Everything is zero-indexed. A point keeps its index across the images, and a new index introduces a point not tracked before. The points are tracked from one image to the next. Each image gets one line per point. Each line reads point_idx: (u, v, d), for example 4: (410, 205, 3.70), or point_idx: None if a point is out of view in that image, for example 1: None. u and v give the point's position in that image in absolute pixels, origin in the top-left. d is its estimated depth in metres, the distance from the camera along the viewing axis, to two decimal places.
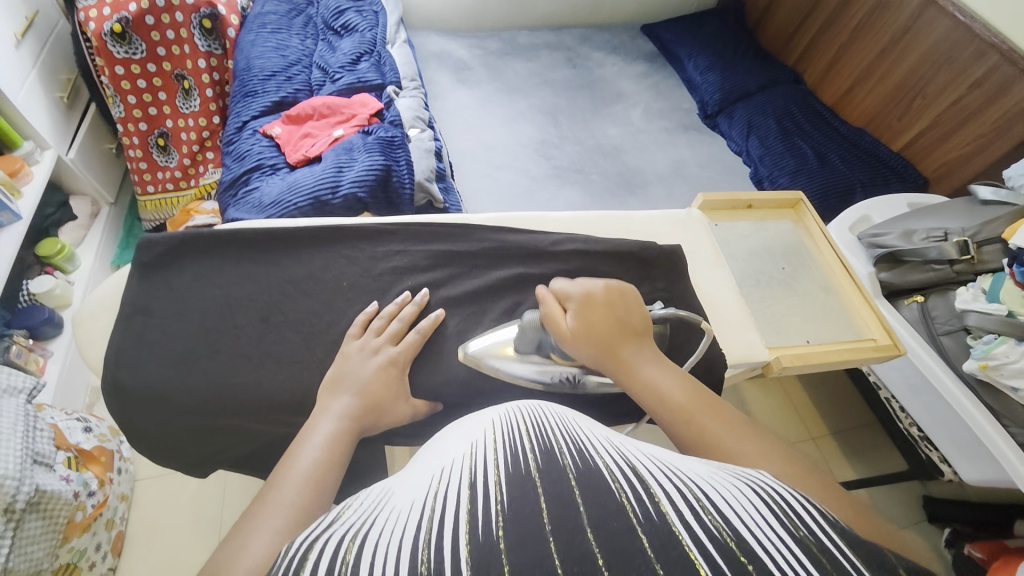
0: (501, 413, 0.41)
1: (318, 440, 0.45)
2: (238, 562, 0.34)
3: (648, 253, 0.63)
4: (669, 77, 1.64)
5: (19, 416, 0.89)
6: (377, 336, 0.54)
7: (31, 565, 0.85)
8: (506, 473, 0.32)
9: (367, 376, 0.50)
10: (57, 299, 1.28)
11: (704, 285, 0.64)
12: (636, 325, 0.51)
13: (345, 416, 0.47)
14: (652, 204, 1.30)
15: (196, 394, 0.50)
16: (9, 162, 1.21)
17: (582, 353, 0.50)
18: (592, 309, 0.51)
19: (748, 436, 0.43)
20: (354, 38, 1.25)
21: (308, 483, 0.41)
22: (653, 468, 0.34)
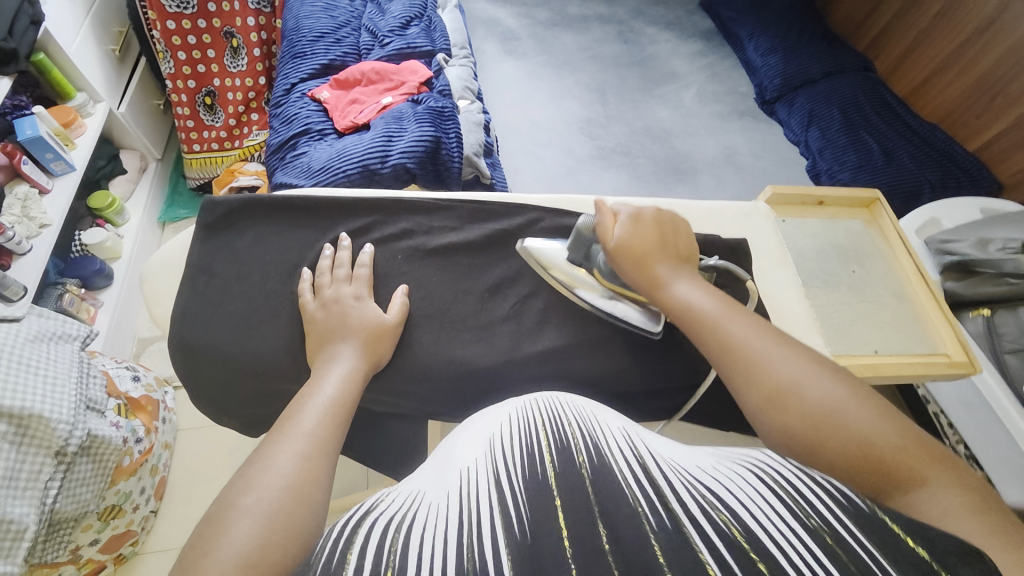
0: (517, 408, 0.44)
1: (333, 376, 0.45)
2: (266, 480, 0.36)
3: (711, 247, 0.61)
4: (726, 57, 1.56)
5: (74, 362, 0.93)
6: (349, 283, 0.52)
7: (79, 506, 0.90)
8: (526, 476, 0.34)
9: (366, 320, 0.50)
10: (107, 251, 1.32)
11: (768, 284, 0.61)
12: (681, 249, 0.54)
13: (357, 360, 0.47)
14: (700, 193, 1.25)
15: (262, 357, 0.50)
16: (64, 114, 1.23)
17: (622, 262, 0.53)
18: (643, 226, 0.53)
19: (770, 338, 0.46)
20: (404, 1, 1.22)
21: (327, 414, 0.43)
22: (666, 474, 0.34)
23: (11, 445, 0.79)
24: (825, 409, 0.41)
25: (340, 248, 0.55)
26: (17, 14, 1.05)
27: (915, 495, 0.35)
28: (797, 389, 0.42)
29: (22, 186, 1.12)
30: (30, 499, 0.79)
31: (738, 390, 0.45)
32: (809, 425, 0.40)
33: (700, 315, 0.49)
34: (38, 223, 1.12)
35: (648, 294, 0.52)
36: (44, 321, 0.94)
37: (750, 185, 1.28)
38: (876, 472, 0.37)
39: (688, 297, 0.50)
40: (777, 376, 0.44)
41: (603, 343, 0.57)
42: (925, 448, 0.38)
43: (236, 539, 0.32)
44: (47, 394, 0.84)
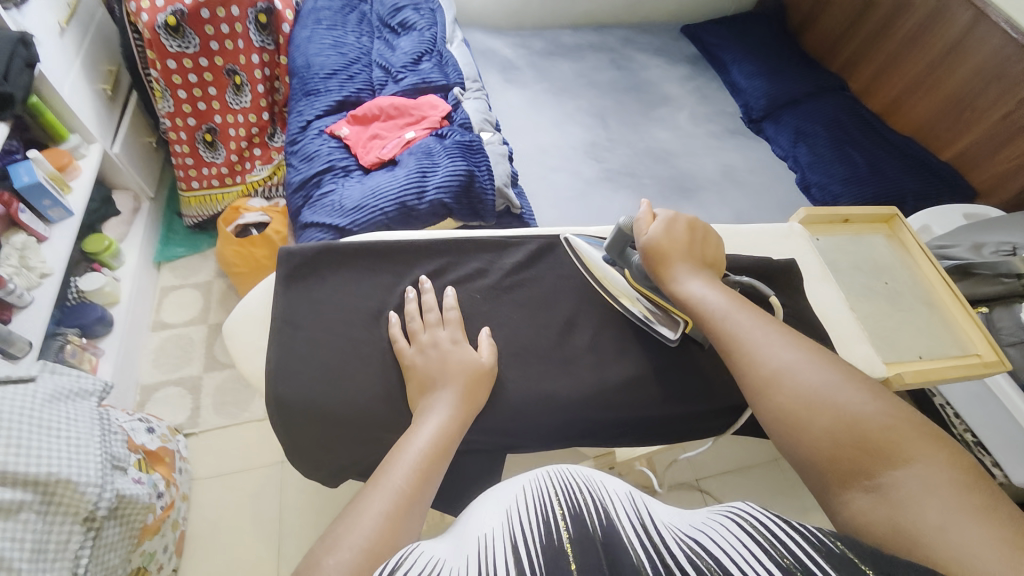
0: (532, 477, 0.46)
1: (426, 430, 0.46)
2: (349, 541, 0.37)
3: (763, 269, 0.65)
4: (712, 80, 1.65)
5: (97, 419, 0.88)
6: (441, 327, 0.53)
7: (108, 573, 0.84)
8: (541, 541, 0.36)
9: (457, 368, 0.50)
10: (106, 297, 1.26)
11: (816, 301, 0.66)
12: (708, 257, 0.58)
13: (452, 410, 0.48)
14: (706, 210, 1.31)
15: (357, 409, 0.51)
16: (59, 155, 1.17)
17: (647, 261, 0.56)
18: (674, 230, 0.57)
19: (772, 332, 0.52)
20: (414, 36, 1.24)
21: (415, 472, 0.43)
22: (661, 535, 0.38)
23: (39, 514, 0.73)
24: (820, 393, 0.47)
25: (424, 292, 0.55)
26: (10, 57, 0.98)
27: (897, 469, 0.41)
28: (789, 373, 0.48)
29: (20, 235, 1.06)
30: (60, 570, 0.74)
31: (740, 376, 0.51)
32: (804, 407, 0.46)
33: (707, 312, 0.54)
34: (39, 272, 1.06)
35: (662, 290, 0.56)
36: (59, 378, 0.88)
37: (750, 201, 1.35)
38: (864, 447, 0.43)
39: (700, 295, 0.54)
40: (778, 363, 0.49)
41: (679, 368, 0.59)
42: (914, 428, 0.43)
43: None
44: (72, 455, 0.79)
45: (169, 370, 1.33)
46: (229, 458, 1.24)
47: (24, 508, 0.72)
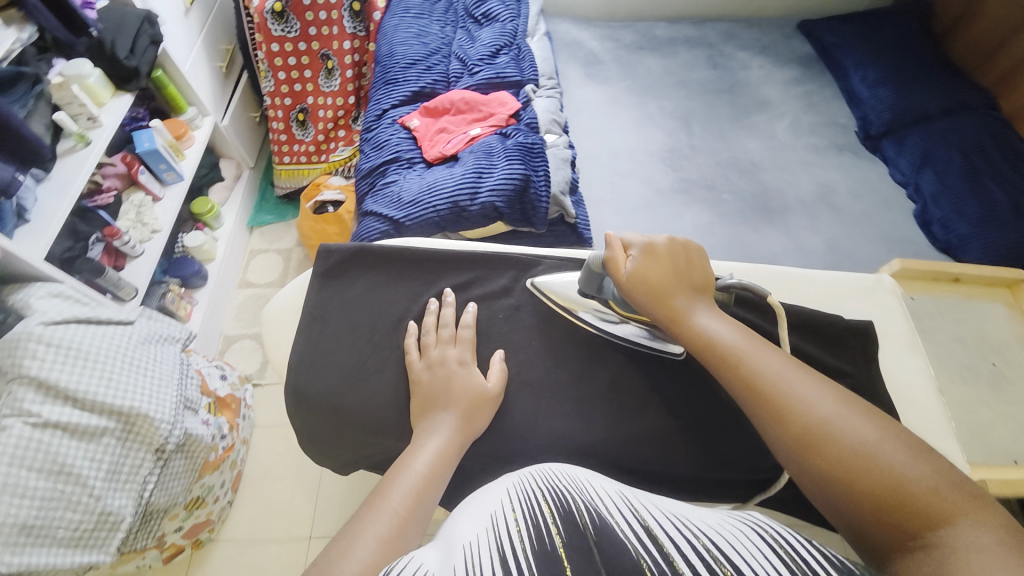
0: (516, 480, 0.47)
1: (427, 454, 0.47)
2: (344, 564, 0.38)
3: (831, 329, 0.58)
4: (825, 86, 1.46)
5: (177, 363, 1.00)
6: (453, 344, 0.56)
7: (170, 498, 0.97)
8: (534, 546, 0.35)
9: (462, 389, 0.53)
10: (204, 254, 1.42)
11: (895, 373, 0.58)
12: (696, 281, 0.56)
13: (452, 434, 0.50)
14: (790, 236, 1.18)
15: (365, 411, 0.55)
16: (177, 126, 1.33)
17: (636, 295, 0.55)
18: (652, 260, 0.55)
19: (801, 376, 0.48)
20: (495, 28, 1.22)
21: (412, 493, 0.45)
22: (659, 523, 0.39)
23: (119, 439, 0.86)
24: (854, 449, 0.42)
25: (448, 306, 0.59)
26: (138, 33, 1.10)
27: (945, 530, 0.35)
28: (824, 423, 0.44)
29: (138, 194, 1.23)
30: (129, 491, 0.86)
31: (768, 432, 0.47)
32: (837, 464, 0.42)
33: (726, 350, 0.51)
34: (151, 228, 1.22)
35: (672, 326, 0.54)
36: (153, 323, 1.02)
37: (848, 230, 1.19)
38: (906, 507, 0.38)
39: (712, 331, 0.52)
40: (809, 414, 0.45)
41: (684, 428, 0.57)
42: (954, 482, 0.38)
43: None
44: (152, 393, 0.91)
45: (248, 325, 1.49)
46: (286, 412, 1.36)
47: (106, 433, 0.84)
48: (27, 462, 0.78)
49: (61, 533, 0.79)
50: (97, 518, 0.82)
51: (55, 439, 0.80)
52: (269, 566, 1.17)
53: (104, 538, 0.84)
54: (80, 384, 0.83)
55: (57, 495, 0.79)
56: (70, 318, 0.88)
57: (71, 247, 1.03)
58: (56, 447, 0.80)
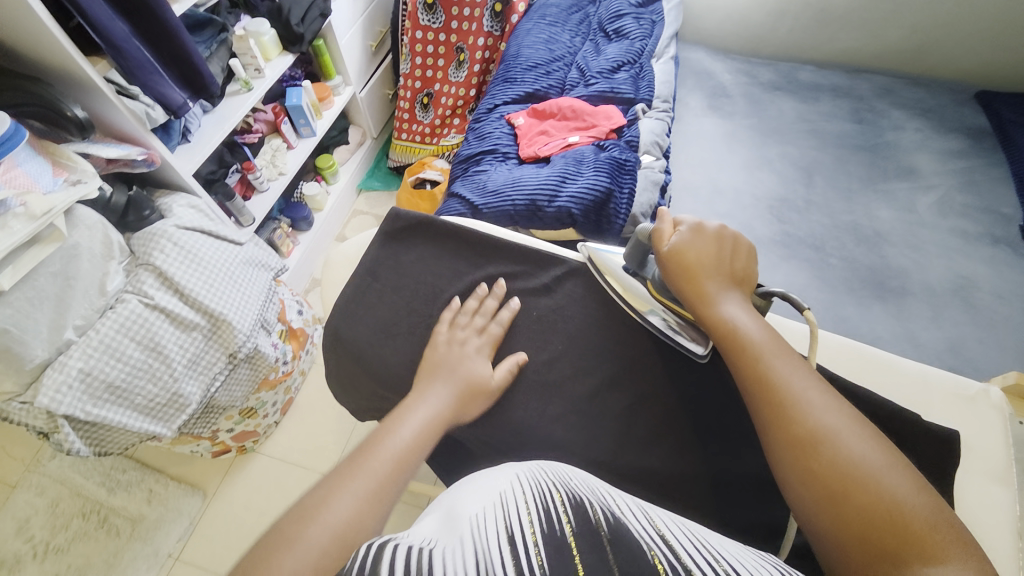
0: (532, 468, 0.51)
1: (412, 424, 0.53)
2: (326, 513, 0.44)
3: (898, 424, 0.51)
4: (992, 165, 1.24)
5: (265, 287, 1.14)
6: (466, 329, 0.62)
7: (230, 400, 1.11)
8: (546, 530, 0.39)
9: (460, 372, 0.58)
10: (315, 203, 1.60)
11: (967, 498, 0.51)
12: (735, 270, 0.57)
13: (439, 410, 0.55)
14: (900, 321, 1.03)
15: (386, 365, 0.62)
16: (322, 90, 1.51)
17: (673, 270, 0.57)
18: (698, 242, 0.58)
19: (815, 386, 0.48)
20: (623, 45, 1.23)
21: (394, 460, 0.51)
22: (679, 539, 0.41)
23: (204, 336, 1.00)
24: (857, 468, 0.43)
25: (490, 297, 0.64)
26: (312, 7, 1.29)
27: (933, 565, 0.37)
28: (833, 436, 0.44)
29: (278, 140, 1.42)
30: (201, 380, 1.01)
31: (768, 429, 0.48)
32: (828, 473, 0.43)
33: (749, 344, 0.52)
34: (278, 170, 1.41)
35: (701, 307, 0.55)
36: (258, 250, 1.17)
37: (977, 333, 1.01)
38: (899, 536, 0.39)
39: (737, 319, 0.53)
40: (814, 422, 0.46)
41: (674, 473, 0.56)
42: (938, 511, 0.40)
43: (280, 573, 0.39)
44: (239, 304, 1.05)
45: None
46: None
47: (197, 328, 0.99)
48: (131, 334, 0.91)
49: (139, 401, 0.93)
50: (169, 397, 0.96)
51: (158, 321, 0.94)
52: (292, 488, 1.28)
53: (171, 415, 0.98)
54: (188, 281, 0.98)
55: (144, 368, 0.92)
56: (196, 228, 1.05)
57: (215, 171, 1.21)
58: (156, 328, 0.94)
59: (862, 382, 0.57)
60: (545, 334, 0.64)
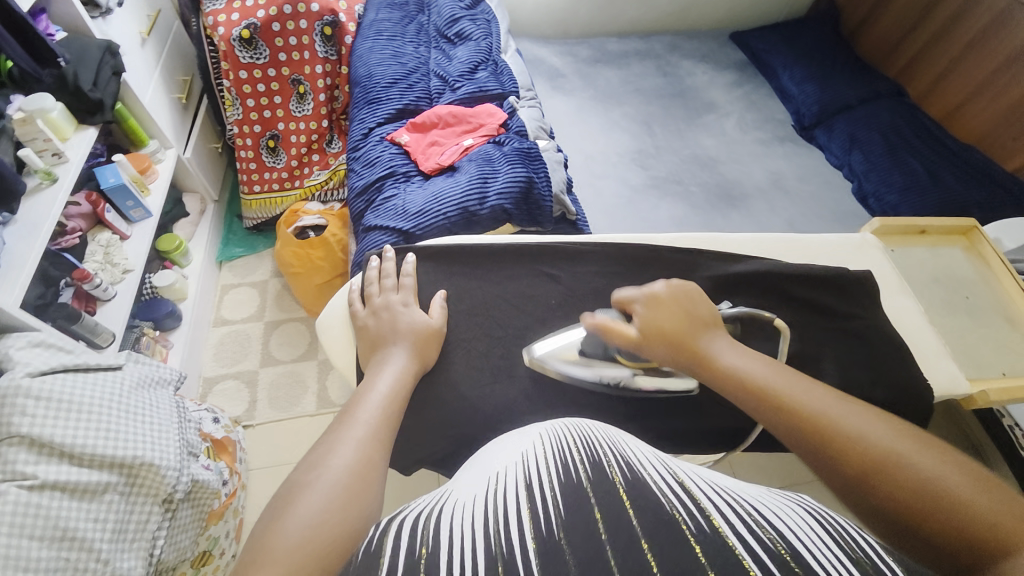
0: (550, 428, 0.50)
1: (388, 376, 0.55)
2: (330, 462, 0.44)
3: (844, 280, 0.68)
4: (761, 86, 1.63)
5: (173, 406, 0.93)
6: (396, 292, 0.67)
7: (178, 553, 0.89)
8: (561, 482, 0.38)
9: (408, 325, 0.62)
10: (176, 293, 1.34)
11: (899, 314, 0.70)
12: (706, 315, 0.60)
13: (402, 365, 0.58)
14: (756, 218, 1.29)
15: (419, 399, 0.63)
16: (140, 160, 1.25)
17: (656, 343, 0.58)
18: (664, 307, 0.59)
19: (841, 404, 0.50)
20: (470, 46, 1.28)
21: (383, 405, 0.52)
22: (698, 484, 0.40)
23: (122, 495, 0.78)
24: (922, 482, 0.42)
25: (386, 260, 0.70)
26: (100, 65, 1.06)
27: None
28: (890, 456, 0.44)
29: (105, 233, 1.15)
30: (139, 550, 0.78)
31: (823, 464, 0.47)
32: (892, 481, 0.43)
33: (764, 386, 0.52)
34: (121, 268, 1.15)
35: (706, 368, 0.56)
36: (142, 367, 0.94)
37: (803, 209, 1.32)
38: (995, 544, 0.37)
39: (743, 367, 0.54)
40: (869, 446, 0.45)
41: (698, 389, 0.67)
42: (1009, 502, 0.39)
43: (305, 512, 0.40)
44: (153, 439, 0.83)
45: (228, 364, 1.40)
46: (281, 449, 1.28)
47: (109, 489, 0.77)
48: (28, 531, 0.69)
49: None
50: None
51: (54, 502, 0.72)
52: None
53: None
54: (77, 438, 0.76)
55: (61, 566, 0.70)
56: (57, 368, 0.81)
57: (43, 293, 0.95)
58: (56, 510, 0.72)
59: (804, 262, 0.72)
60: (553, 320, 0.69)
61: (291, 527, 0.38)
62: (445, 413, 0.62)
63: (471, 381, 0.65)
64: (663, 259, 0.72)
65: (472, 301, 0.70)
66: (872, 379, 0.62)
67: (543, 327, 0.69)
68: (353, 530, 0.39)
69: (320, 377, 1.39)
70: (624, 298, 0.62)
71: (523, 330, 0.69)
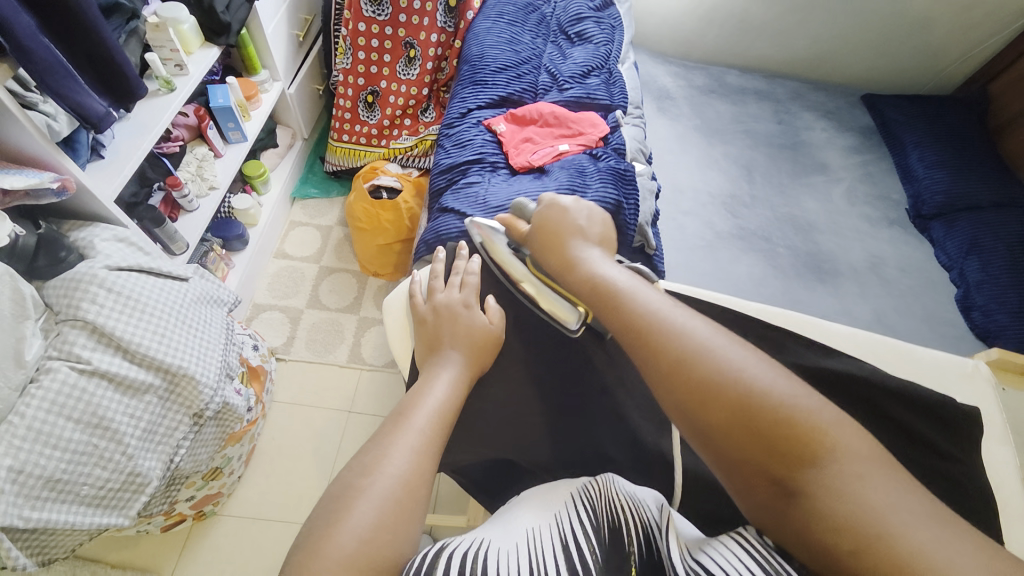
0: (579, 487, 0.50)
1: (444, 383, 0.54)
2: (383, 468, 0.43)
3: (947, 412, 0.61)
4: (882, 158, 1.49)
5: (223, 328, 0.98)
6: (458, 291, 0.65)
7: (194, 465, 0.93)
8: (585, 552, 0.40)
9: (469, 333, 0.61)
10: (249, 218, 1.39)
11: (991, 462, 0.64)
12: (597, 233, 0.65)
13: (457, 376, 0.56)
14: (840, 299, 1.20)
15: None
16: (249, 87, 1.31)
17: (545, 251, 0.65)
18: (564, 221, 0.66)
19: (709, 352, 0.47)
20: (588, 49, 1.24)
21: (436, 415, 0.50)
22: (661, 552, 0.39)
23: (160, 399, 0.82)
24: (727, 378, 0.44)
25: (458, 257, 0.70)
26: None
27: (815, 469, 0.39)
28: (695, 353, 0.46)
29: (202, 148, 1.21)
30: (160, 453, 0.83)
31: (690, 417, 0.45)
32: (758, 420, 0.41)
33: (610, 289, 0.55)
34: (208, 184, 1.20)
35: (572, 270, 0.60)
36: (205, 284, 0.99)
37: (896, 304, 1.21)
38: (784, 441, 0.40)
39: (600, 271, 0.58)
40: (681, 345, 0.47)
41: None
42: (803, 398, 0.42)
43: (359, 522, 0.40)
44: (200, 353, 0.88)
45: (279, 297, 1.45)
46: (308, 391, 1.32)
47: (150, 391, 0.81)
48: (65, 411, 0.73)
49: (85, 491, 0.75)
50: (124, 479, 0.78)
51: (100, 390, 0.76)
52: (268, 547, 1.11)
53: (127, 500, 0.80)
54: (135, 336, 0.80)
55: (88, 451, 0.74)
56: (133, 267, 0.86)
57: (137, 193, 1.02)
58: (99, 399, 0.76)
59: (894, 372, 0.67)
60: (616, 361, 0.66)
61: (346, 536, 0.38)
62: None
63: None
64: (743, 327, 0.68)
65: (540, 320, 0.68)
66: None
67: None
68: (398, 554, 0.39)
69: (358, 332, 1.42)
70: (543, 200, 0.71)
71: None
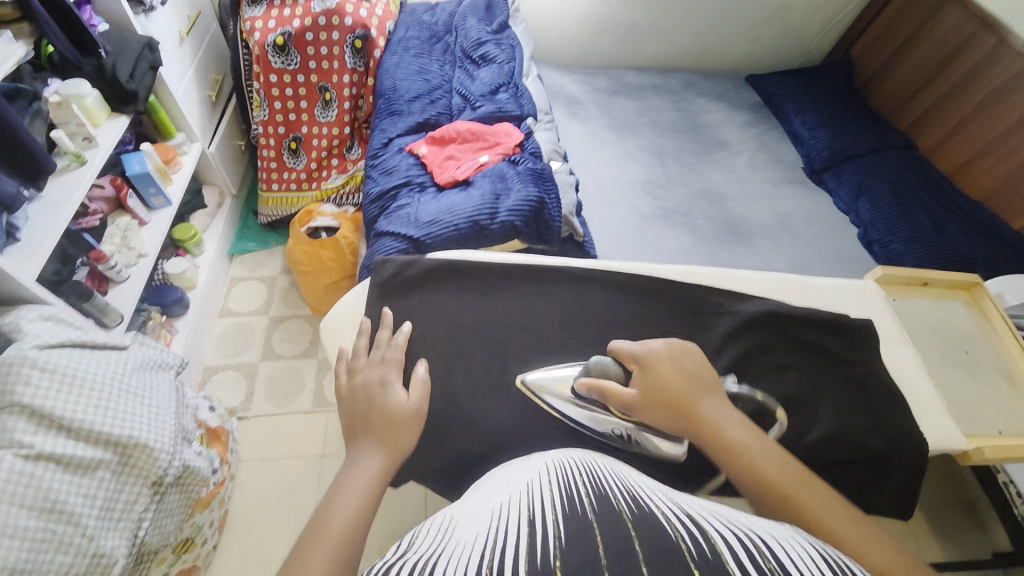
0: (555, 464, 0.49)
1: (385, 412, 0.59)
2: (336, 513, 0.50)
3: (841, 325, 0.72)
4: (773, 128, 1.67)
5: (174, 391, 0.95)
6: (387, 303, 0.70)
7: (162, 537, 0.89)
8: (563, 512, 0.36)
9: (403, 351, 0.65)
10: (186, 281, 1.37)
11: (893, 361, 0.73)
12: (705, 378, 0.59)
13: (397, 400, 0.61)
14: (760, 256, 1.31)
15: (425, 405, 0.65)
16: (166, 151, 1.31)
17: (648, 411, 0.56)
18: (658, 371, 0.58)
19: (806, 481, 0.51)
20: (493, 69, 1.33)
21: (383, 450, 0.56)
22: (703, 516, 0.37)
23: (113, 473, 0.79)
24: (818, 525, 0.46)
25: (386, 265, 0.75)
26: (138, 59, 1.11)
27: None
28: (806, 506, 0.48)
29: (126, 218, 1.20)
30: (122, 530, 0.79)
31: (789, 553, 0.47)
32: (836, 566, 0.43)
33: (734, 444, 0.54)
34: (136, 252, 1.18)
35: (688, 428, 0.56)
36: (147, 349, 0.96)
37: (808, 251, 1.34)
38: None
39: (716, 418, 0.55)
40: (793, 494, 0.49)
41: None
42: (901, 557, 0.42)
43: (314, 563, 0.46)
44: (149, 419, 0.85)
45: (230, 355, 1.42)
46: (274, 444, 1.28)
47: (101, 466, 0.78)
48: (17, 499, 0.70)
49: None
50: (89, 561, 0.74)
51: (48, 473, 0.73)
52: None
53: None
54: (76, 413, 0.77)
55: (47, 537, 0.71)
56: (65, 342, 0.83)
57: (60, 270, 0.98)
58: (48, 483, 0.73)
59: (796, 301, 0.76)
60: (559, 339, 0.71)
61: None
62: (448, 422, 0.65)
63: (473, 392, 0.67)
64: (665, 287, 0.75)
65: (480, 314, 0.72)
66: (870, 427, 0.66)
67: (546, 343, 0.71)
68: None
69: (319, 375, 1.40)
70: (619, 348, 0.62)
71: (525, 347, 0.70)
